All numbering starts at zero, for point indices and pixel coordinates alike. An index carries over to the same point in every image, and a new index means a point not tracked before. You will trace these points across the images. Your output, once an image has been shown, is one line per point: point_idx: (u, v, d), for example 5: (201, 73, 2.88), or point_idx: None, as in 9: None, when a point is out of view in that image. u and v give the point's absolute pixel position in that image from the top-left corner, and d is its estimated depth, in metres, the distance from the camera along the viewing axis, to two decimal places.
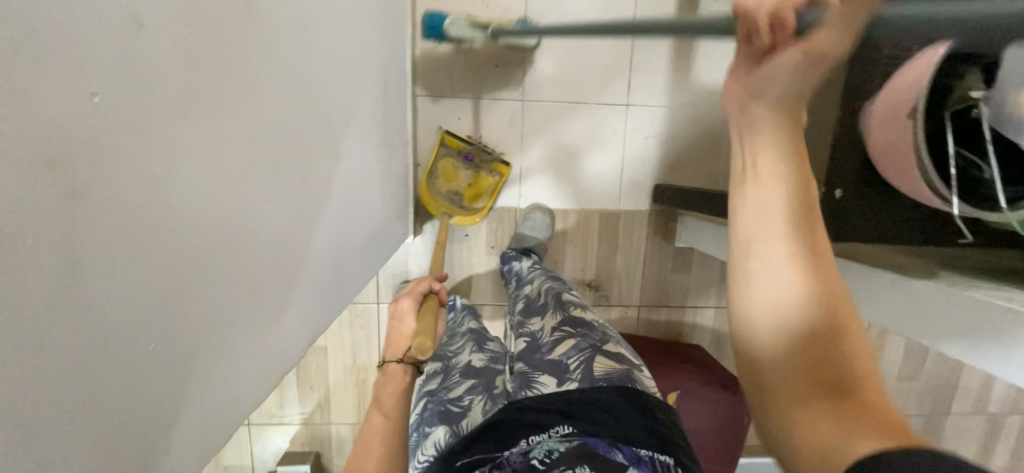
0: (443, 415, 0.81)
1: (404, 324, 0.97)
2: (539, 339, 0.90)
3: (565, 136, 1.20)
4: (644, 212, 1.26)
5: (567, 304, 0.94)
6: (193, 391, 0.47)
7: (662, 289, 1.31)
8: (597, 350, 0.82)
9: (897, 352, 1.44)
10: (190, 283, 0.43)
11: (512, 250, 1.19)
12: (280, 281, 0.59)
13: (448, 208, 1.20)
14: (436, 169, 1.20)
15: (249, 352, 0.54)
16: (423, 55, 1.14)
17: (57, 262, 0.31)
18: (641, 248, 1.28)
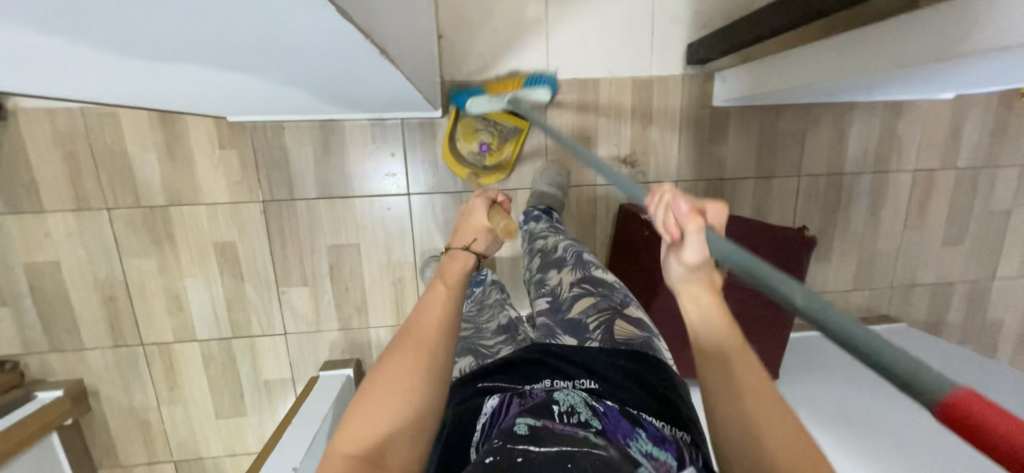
0: (474, 350, 0.76)
1: (474, 218, 0.64)
2: (558, 296, 0.81)
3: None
4: (677, 76, 1.21)
5: (588, 265, 0.85)
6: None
7: (700, 162, 1.26)
8: (617, 313, 0.75)
9: (942, 216, 1.40)
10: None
11: (533, 209, 1.11)
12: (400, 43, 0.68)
13: (472, 169, 1.19)
14: (456, 128, 1.19)
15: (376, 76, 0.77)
16: None
17: None
18: (675, 118, 1.23)
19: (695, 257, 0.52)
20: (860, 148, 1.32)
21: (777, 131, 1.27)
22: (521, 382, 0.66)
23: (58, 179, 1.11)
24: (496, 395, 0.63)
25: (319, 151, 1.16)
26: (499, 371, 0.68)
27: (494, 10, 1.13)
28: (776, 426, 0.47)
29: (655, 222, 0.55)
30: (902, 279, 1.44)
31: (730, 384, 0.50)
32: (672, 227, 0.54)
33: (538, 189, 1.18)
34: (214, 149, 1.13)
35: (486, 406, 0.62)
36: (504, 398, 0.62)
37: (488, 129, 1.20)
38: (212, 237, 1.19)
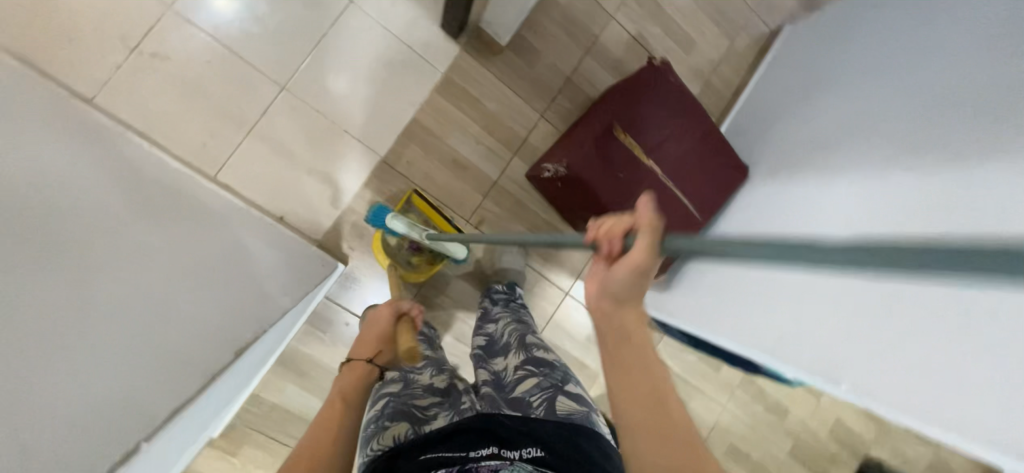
0: (408, 414, 0.76)
1: (378, 326, 0.83)
2: (503, 377, 0.87)
3: (342, 72, 1.15)
4: (460, 53, 1.22)
5: (531, 346, 0.90)
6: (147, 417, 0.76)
7: (540, 84, 1.29)
8: (559, 392, 0.78)
9: None
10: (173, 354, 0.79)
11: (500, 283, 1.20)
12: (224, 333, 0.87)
13: (393, 263, 1.16)
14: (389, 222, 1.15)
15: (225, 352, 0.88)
16: (174, 142, 1.06)
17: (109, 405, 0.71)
18: (491, 80, 1.25)
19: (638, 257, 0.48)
20: None
21: (565, 8, 1.29)
22: (466, 449, 0.65)
23: None
24: None
25: (298, 378, 1.18)
26: (436, 442, 0.68)
27: (292, 157, 1.13)
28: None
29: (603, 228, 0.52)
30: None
31: None
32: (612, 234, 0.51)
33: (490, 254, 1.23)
34: (231, 461, 1.15)
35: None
36: None
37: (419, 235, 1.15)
38: None
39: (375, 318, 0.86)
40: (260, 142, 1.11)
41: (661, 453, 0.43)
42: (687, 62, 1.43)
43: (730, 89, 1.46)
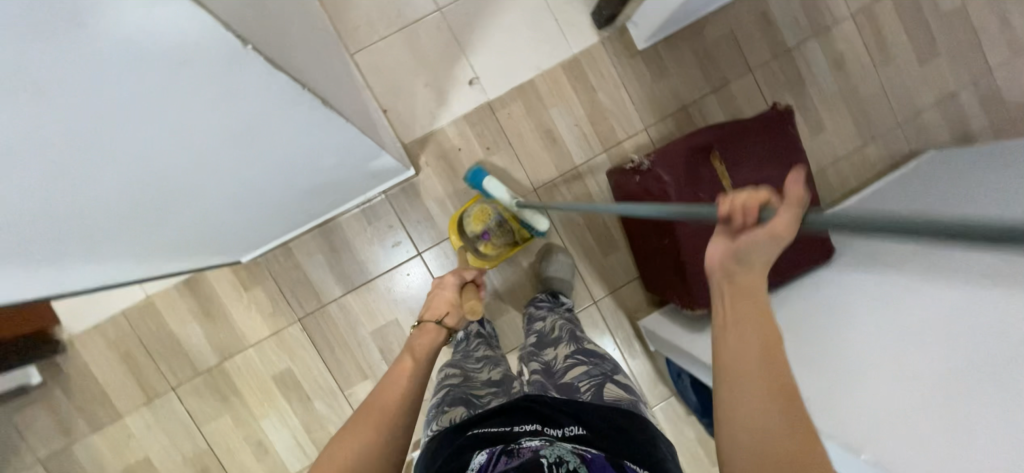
0: (465, 400, 0.79)
1: (445, 292, 0.80)
2: (553, 366, 0.90)
3: (491, 15, 1.26)
4: (597, 44, 1.29)
5: (581, 341, 0.95)
6: (259, 215, 0.94)
7: (657, 101, 1.31)
8: (607, 378, 0.82)
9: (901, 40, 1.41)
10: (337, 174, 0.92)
11: (542, 294, 1.22)
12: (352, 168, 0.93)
13: (466, 245, 1.22)
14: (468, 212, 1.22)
15: (335, 189, 1.01)
16: (336, 15, 1.22)
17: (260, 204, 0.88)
18: (613, 76, 1.30)
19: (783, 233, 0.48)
20: (792, 21, 1.36)
21: (709, 45, 1.33)
22: (511, 425, 0.67)
23: (122, 380, 1.20)
24: (484, 450, 0.61)
25: (328, 253, 1.25)
26: (489, 419, 0.70)
27: (419, 67, 1.25)
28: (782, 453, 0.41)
29: (733, 203, 0.50)
30: (902, 114, 1.42)
31: (760, 427, 0.43)
32: (752, 210, 0.49)
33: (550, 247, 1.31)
34: (241, 294, 1.22)
35: (475, 461, 0.59)
36: (492, 455, 0.59)
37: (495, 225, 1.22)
38: (269, 372, 1.24)
39: (440, 284, 0.83)
40: (399, 45, 1.24)
41: (743, 391, 0.45)
42: (808, 142, 1.39)
43: (842, 187, 1.40)
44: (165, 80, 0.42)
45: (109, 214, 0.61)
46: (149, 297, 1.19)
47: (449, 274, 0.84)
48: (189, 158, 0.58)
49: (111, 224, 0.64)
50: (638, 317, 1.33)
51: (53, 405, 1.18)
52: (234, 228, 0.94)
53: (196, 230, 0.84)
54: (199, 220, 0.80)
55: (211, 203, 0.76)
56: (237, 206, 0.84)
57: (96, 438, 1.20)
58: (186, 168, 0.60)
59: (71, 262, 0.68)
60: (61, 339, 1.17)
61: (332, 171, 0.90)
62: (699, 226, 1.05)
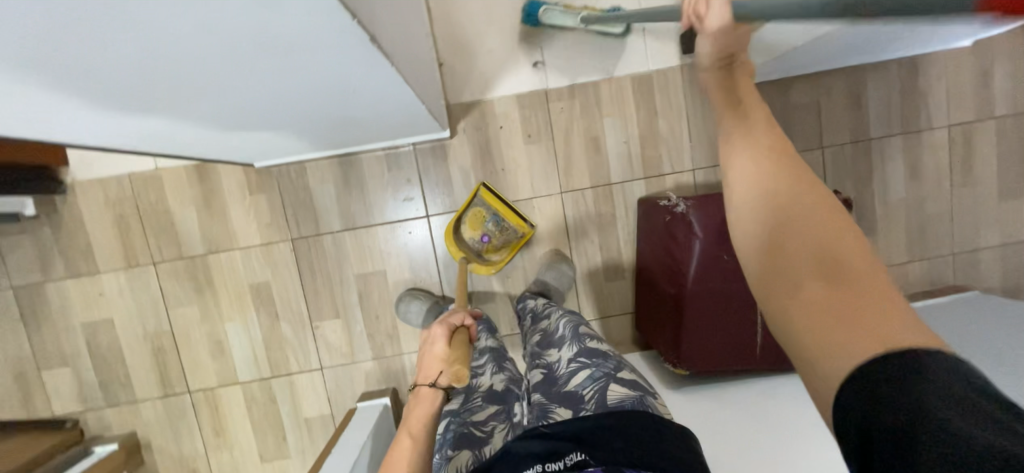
0: (467, 438, 0.81)
1: (436, 349, 0.70)
2: (556, 371, 0.87)
3: (579, 2, 1.18)
4: (675, 67, 1.21)
5: (584, 338, 0.90)
6: (273, 125, 0.87)
7: (714, 147, 1.24)
8: (611, 379, 0.80)
9: (991, 169, 1.30)
10: (368, 113, 0.87)
11: (529, 294, 1.18)
12: (385, 111, 0.89)
13: (466, 254, 1.23)
14: (465, 215, 1.21)
15: (361, 124, 0.96)
16: None
17: (278, 116, 0.81)
18: (681, 106, 1.22)
19: (717, 21, 0.54)
20: (885, 111, 1.26)
21: (789, 107, 1.24)
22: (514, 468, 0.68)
23: (109, 239, 1.21)
24: None
25: (340, 185, 1.22)
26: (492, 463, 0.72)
27: (489, 31, 1.19)
28: (804, 264, 0.39)
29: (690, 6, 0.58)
30: (961, 243, 1.33)
31: (789, 241, 0.40)
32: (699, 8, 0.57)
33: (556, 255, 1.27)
34: (244, 196, 1.21)
35: None
36: None
37: (493, 226, 1.21)
38: (248, 279, 1.24)
39: (430, 337, 0.73)
40: (477, 2, 1.18)
41: (779, 207, 0.42)
42: None
43: None
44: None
45: (115, 85, 0.52)
46: (157, 170, 1.19)
47: (436, 322, 0.73)
48: (221, 48, 0.44)
49: (96, 79, 0.50)
50: (618, 351, 1.30)
51: (39, 241, 1.19)
52: (242, 130, 0.87)
53: (203, 121, 0.76)
54: (207, 115, 0.72)
55: (228, 106, 0.68)
56: (266, 105, 0.71)
57: (70, 284, 1.22)
58: (212, 56, 0.46)
59: (37, 101, 0.54)
60: (63, 181, 1.17)
61: (365, 109, 0.84)
62: (711, 287, 1.00)
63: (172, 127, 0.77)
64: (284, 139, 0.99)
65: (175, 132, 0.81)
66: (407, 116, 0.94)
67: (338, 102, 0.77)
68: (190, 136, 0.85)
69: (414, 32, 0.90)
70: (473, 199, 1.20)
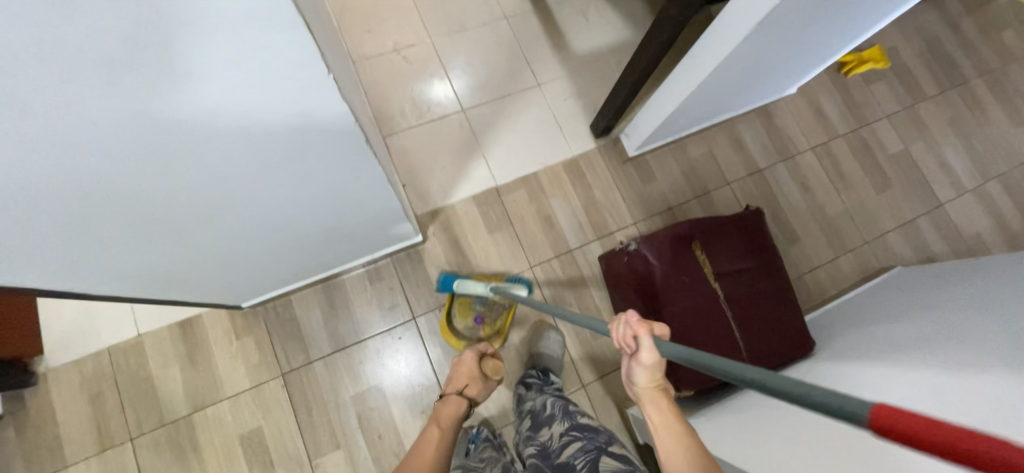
0: None
1: (465, 367, 0.93)
2: (549, 447, 0.91)
3: (506, 118, 1.48)
4: (594, 149, 1.49)
5: (574, 414, 0.95)
6: (258, 252, 0.96)
7: (645, 201, 1.47)
8: (602, 451, 0.82)
9: (858, 172, 1.62)
10: (348, 224, 0.99)
11: (532, 370, 1.22)
12: (364, 221, 1.01)
13: (467, 341, 1.29)
14: (452, 308, 1.32)
15: (341, 239, 1.07)
16: (377, 106, 1.44)
17: (267, 239, 0.91)
18: (608, 176, 1.48)
19: (652, 358, 0.62)
20: (762, 147, 1.59)
21: (691, 160, 1.53)
22: None
23: (82, 424, 1.14)
24: None
25: (327, 309, 1.28)
26: None
27: (438, 153, 1.44)
28: None
29: (617, 334, 0.64)
30: (868, 233, 1.57)
31: None
32: (630, 339, 0.63)
33: (541, 327, 1.34)
34: (231, 342, 1.23)
35: None
36: None
37: (483, 307, 1.32)
38: (237, 431, 1.18)
39: (461, 359, 0.96)
40: (425, 134, 1.45)
41: None
42: (785, 250, 1.51)
43: (820, 294, 1.48)
44: (260, 106, 0.48)
45: (129, 221, 0.61)
46: (139, 336, 1.20)
47: (467, 351, 0.98)
48: (241, 152, 0.56)
49: (132, 212, 0.59)
50: (626, 406, 1.30)
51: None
52: (231, 263, 0.95)
53: (197, 256, 0.84)
54: (202, 247, 0.81)
55: (225, 229, 0.78)
56: (270, 216, 0.80)
57: None
58: (233, 164, 0.58)
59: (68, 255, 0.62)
60: (35, 371, 1.14)
61: (346, 220, 0.96)
62: (683, 305, 1.11)
63: (167, 271, 0.84)
64: (271, 269, 1.08)
65: (168, 280, 0.88)
66: (382, 223, 1.07)
67: (324, 215, 0.89)
68: (183, 282, 0.92)
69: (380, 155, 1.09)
70: (454, 292, 1.32)
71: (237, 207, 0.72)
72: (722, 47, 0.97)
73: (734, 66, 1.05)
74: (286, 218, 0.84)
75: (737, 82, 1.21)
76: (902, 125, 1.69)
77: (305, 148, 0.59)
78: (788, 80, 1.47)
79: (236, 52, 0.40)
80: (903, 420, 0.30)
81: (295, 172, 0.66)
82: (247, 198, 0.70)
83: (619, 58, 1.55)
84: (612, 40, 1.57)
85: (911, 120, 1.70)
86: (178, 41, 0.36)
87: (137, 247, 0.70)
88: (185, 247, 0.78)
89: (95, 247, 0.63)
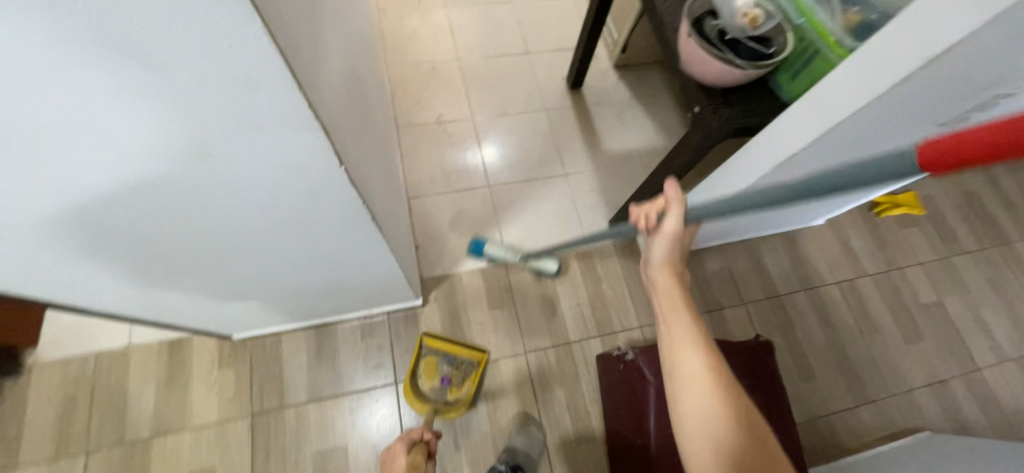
0: None
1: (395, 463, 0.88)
2: None
3: (528, 200, 1.53)
4: (610, 244, 1.50)
5: None
6: (256, 296, 0.99)
7: None
8: None
9: (885, 316, 1.54)
10: (346, 282, 1.02)
11: (503, 464, 1.16)
12: (363, 280, 1.04)
13: (433, 405, 1.20)
14: (418, 367, 1.25)
15: (339, 294, 1.10)
16: (410, 168, 1.53)
17: (266, 288, 0.94)
18: (620, 273, 1.46)
19: (672, 221, 0.80)
20: (783, 272, 1.55)
21: (708, 272, 1.51)
22: None
23: (46, 425, 1.13)
24: None
25: (313, 355, 1.27)
26: None
27: (457, 221, 1.48)
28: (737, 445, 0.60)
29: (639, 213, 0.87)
30: (893, 384, 1.45)
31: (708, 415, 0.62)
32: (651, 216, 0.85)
33: (522, 420, 1.26)
34: (213, 370, 1.22)
35: None
36: None
37: (450, 366, 1.26)
38: (190, 467, 1.13)
39: (391, 454, 0.91)
40: (449, 201, 1.50)
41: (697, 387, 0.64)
42: (799, 386, 1.41)
43: (834, 443, 1.35)
44: (283, 181, 0.54)
45: (145, 251, 0.66)
46: (128, 347, 1.21)
47: (397, 441, 0.93)
48: (254, 198, 0.58)
49: (131, 233, 0.60)
50: None
51: None
52: (229, 303, 0.98)
53: (197, 295, 0.88)
54: (205, 287, 0.85)
55: (228, 277, 0.82)
56: (274, 268, 0.84)
57: None
58: (248, 221, 0.63)
59: (81, 268, 0.66)
60: (24, 362, 1.16)
61: (345, 279, 1.00)
62: None
63: (167, 302, 0.88)
64: (268, 309, 1.09)
65: (167, 308, 0.92)
66: (382, 285, 1.11)
67: (324, 272, 0.92)
68: (180, 313, 0.96)
69: (395, 218, 1.14)
70: (420, 350, 1.27)
71: (244, 258, 0.76)
72: (744, 179, 0.99)
73: (755, 194, 1.05)
74: (287, 271, 0.87)
75: (758, 208, 1.21)
76: (937, 276, 1.62)
77: (316, 218, 0.65)
78: (813, 213, 1.46)
79: (270, 142, 0.46)
80: (943, 147, 0.45)
81: (303, 237, 0.71)
82: (254, 252, 0.74)
83: (648, 162, 1.60)
84: (644, 145, 1.63)
85: (946, 273, 1.63)
86: (186, 93, 0.39)
87: (144, 277, 0.75)
88: (189, 285, 0.83)
89: (93, 260, 0.65)
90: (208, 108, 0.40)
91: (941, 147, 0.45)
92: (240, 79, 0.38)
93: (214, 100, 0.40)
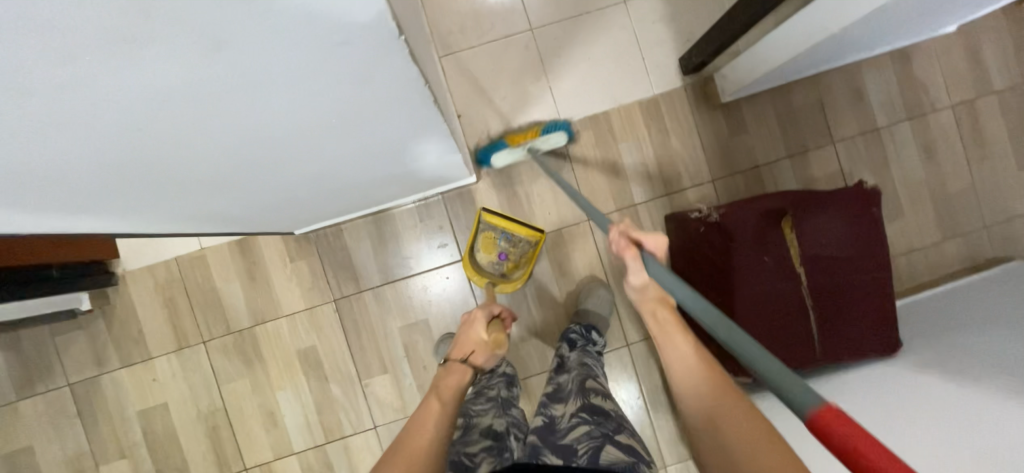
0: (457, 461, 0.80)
1: (475, 330, 0.94)
2: (557, 422, 0.86)
3: (580, 43, 1.27)
4: (679, 89, 1.28)
5: (590, 393, 0.90)
6: (307, 197, 0.91)
7: (729, 156, 1.29)
8: (607, 440, 0.78)
9: (1002, 140, 1.33)
10: (400, 173, 0.92)
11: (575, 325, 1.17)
12: (417, 169, 0.93)
13: (490, 278, 1.23)
14: (476, 241, 1.23)
15: (392, 184, 1.01)
16: (434, 18, 1.26)
17: (313, 188, 0.85)
18: (690, 123, 1.28)
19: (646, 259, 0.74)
20: (886, 100, 1.31)
21: (795, 110, 1.29)
22: None
23: (160, 323, 1.24)
24: None
25: (376, 241, 1.27)
26: None
27: (500, 80, 1.27)
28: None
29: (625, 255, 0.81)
30: (991, 215, 1.33)
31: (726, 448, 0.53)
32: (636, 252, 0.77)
33: (589, 286, 1.28)
34: (286, 264, 1.25)
35: None
36: None
37: (506, 243, 1.23)
38: (295, 346, 1.26)
39: (471, 320, 0.97)
40: (486, 56, 1.27)
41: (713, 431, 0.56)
42: None
43: (911, 279, 1.31)
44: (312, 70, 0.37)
45: (166, 185, 0.54)
46: (202, 251, 1.24)
47: (477, 311, 1.00)
48: (277, 102, 0.42)
49: (156, 180, 0.50)
50: None
51: (92, 334, 1.23)
52: (277, 206, 0.90)
53: (241, 206, 0.79)
54: (247, 198, 0.75)
55: (269, 186, 0.71)
56: (318, 172, 0.73)
57: (122, 373, 1.24)
58: (276, 130, 0.48)
59: (105, 215, 0.55)
60: (114, 272, 1.23)
61: (397, 169, 0.89)
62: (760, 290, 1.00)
63: (209, 217, 0.80)
64: (324, 206, 1.04)
65: (216, 221, 0.84)
66: (435, 169, 0.99)
67: (375, 167, 0.81)
68: (230, 223, 0.89)
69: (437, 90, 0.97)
70: (478, 224, 1.23)
71: (282, 167, 0.63)
72: None
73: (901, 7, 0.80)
74: (332, 173, 0.76)
75: (891, 24, 0.94)
76: None
77: (359, 108, 0.49)
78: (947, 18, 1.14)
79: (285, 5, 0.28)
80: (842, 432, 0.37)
81: (348, 135, 0.57)
82: (293, 160, 0.62)
83: None
84: None
85: None
86: None
87: (174, 206, 0.64)
88: (228, 201, 0.72)
89: (113, 207, 0.54)
90: (275, 56, 0.33)
91: (847, 437, 0.37)
92: (304, 13, 0.30)
93: (272, 44, 0.32)
